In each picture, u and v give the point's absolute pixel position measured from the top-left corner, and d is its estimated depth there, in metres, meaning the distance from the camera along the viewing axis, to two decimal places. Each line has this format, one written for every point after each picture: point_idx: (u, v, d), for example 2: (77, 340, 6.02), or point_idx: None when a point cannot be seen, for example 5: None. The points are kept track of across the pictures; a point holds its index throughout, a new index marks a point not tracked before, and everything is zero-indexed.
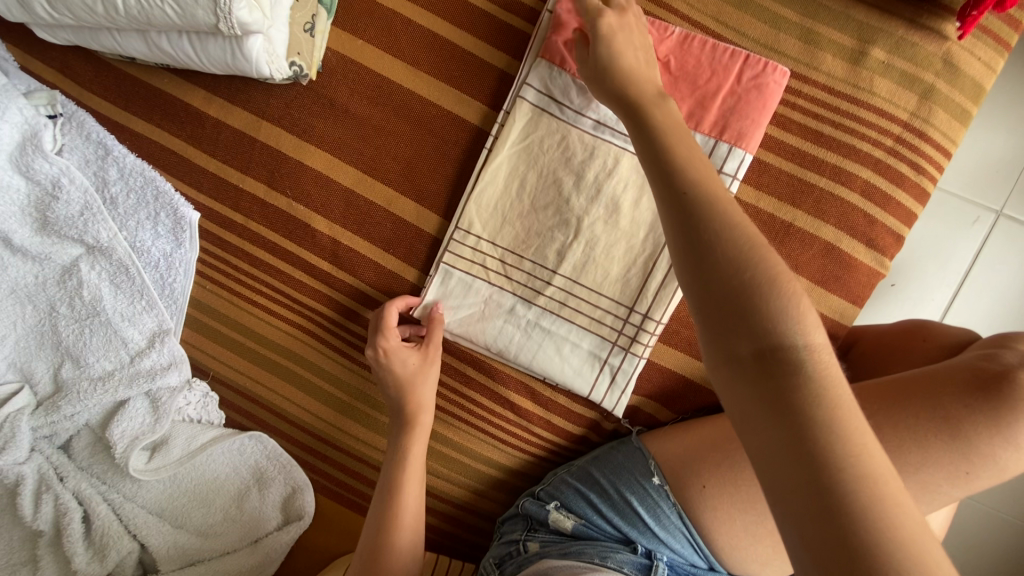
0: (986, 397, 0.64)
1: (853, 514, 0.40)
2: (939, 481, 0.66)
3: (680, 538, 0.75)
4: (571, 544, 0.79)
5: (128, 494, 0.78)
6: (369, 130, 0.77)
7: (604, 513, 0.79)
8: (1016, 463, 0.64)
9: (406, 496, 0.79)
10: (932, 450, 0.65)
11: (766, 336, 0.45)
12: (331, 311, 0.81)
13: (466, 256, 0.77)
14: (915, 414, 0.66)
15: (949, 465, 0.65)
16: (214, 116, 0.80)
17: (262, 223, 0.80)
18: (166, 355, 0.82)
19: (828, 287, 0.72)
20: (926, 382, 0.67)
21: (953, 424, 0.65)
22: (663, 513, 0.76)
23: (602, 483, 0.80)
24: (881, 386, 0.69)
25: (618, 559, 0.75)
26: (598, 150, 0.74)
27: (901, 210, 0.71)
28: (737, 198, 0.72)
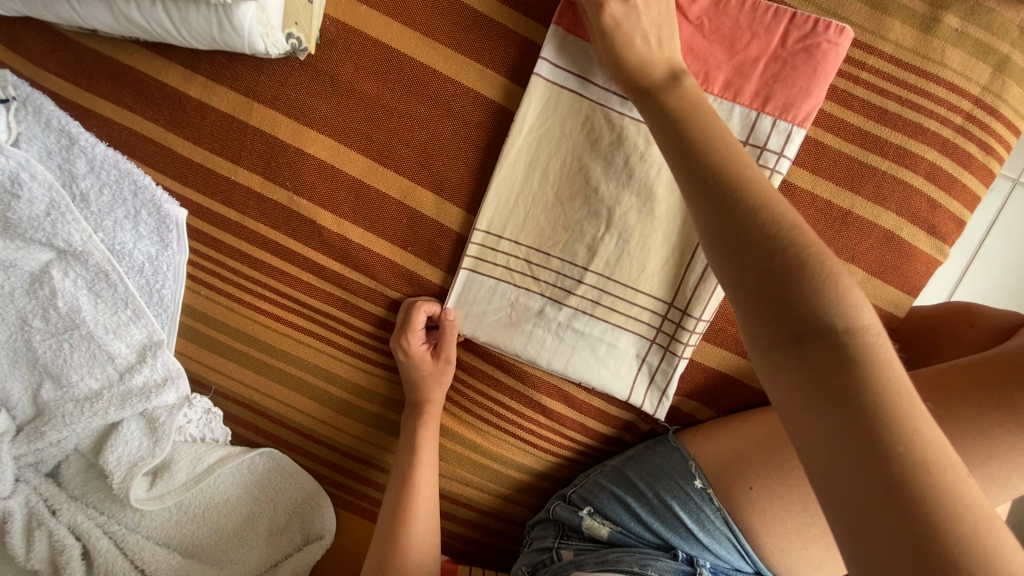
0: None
1: (906, 496, 0.40)
2: (1007, 475, 0.63)
3: (725, 544, 0.72)
4: (608, 552, 0.76)
5: (131, 525, 0.72)
6: (378, 112, 0.68)
7: (641, 519, 0.76)
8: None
9: (416, 518, 0.74)
10: (999, 448, 0.62)
11: (806, 321, 0.44)
12: (343, 316, 0.74)
13: (486, 257, 0.70)
14: (978, 403, 0.63)
15: (1017, 458, 0.62)
16: (197, 97, 0.69)
17: (260, 220, 0.71)
18: (160, 370, 0.74)
19: (886, 277, 0.68)
20: (986, 370, 0.65)
21: (1019, 411, 0.62)
22: (706, 518, 0.73)
23: (639, 488, 0.77)
24: (939, 375, 0.67)
25: (659, 567, 0.72)
26: (628, 132, 0.66)
27: (965, 194, 0.66)
28: (791, 183, 0.66)
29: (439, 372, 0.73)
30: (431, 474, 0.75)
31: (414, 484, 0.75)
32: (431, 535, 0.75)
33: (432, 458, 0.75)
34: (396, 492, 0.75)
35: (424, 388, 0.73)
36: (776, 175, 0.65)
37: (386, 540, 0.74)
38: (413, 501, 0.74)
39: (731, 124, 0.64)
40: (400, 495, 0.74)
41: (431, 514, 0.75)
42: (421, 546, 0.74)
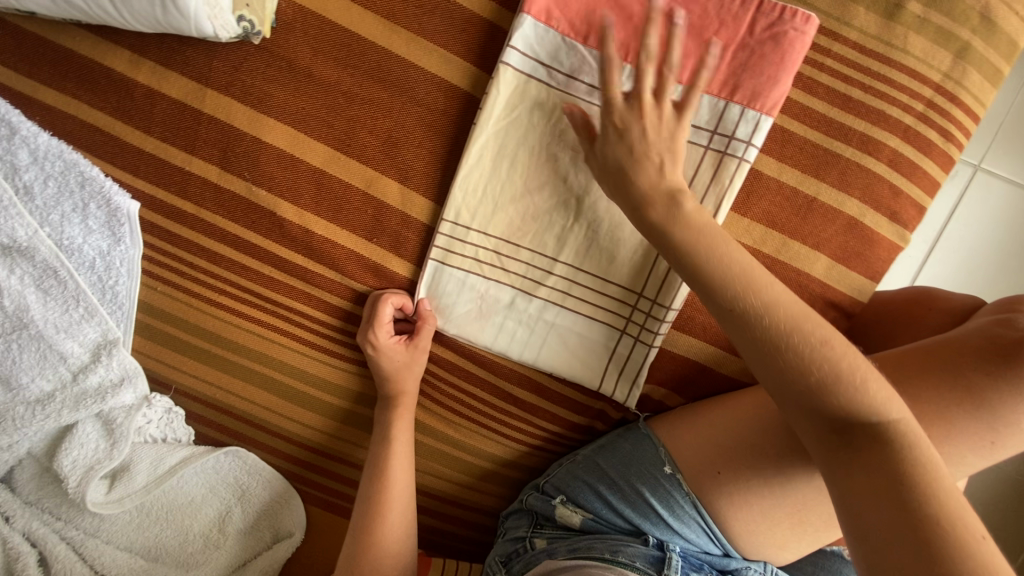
0: (1008, 363, 0.63)
1: (940, 547, 0.46)
2: (963, 452, 0.65)
3: (693, 528, 0.73)
4: (580, 539, 0.76)
5: (90, 530, 0.69)
6: (339, 98, 0.66)
7: (613, 506, 0.77)
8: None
9: (390, 521, 0.73)
10: (958, 425, 0.64)
11: (840, 418, 0.54)
12: (307, 310, 0.72)
13: (457, 251, 0.68)
14: (936, 386, 0.65)
15: (972, 435, 0.64)
16: (145, 83, 0.66)
17: (217, 212, 0.69)
18: (116, 370, 0.71)
19: (849, 264, 0.69)
20: (946, 353, 0.66)
21: (975, 393, 0.64)
22: (676, 504, 0.73)
23: (610, 476, 0.77)
24: (901, 358, 0.68)
25: (630, 553, 0.73)
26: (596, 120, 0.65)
27: (926, 180, 0.67)
28: (758, 170, 0.66)
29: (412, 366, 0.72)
30: (404, 476, 0.74)
31: (387, 486, 0.73)
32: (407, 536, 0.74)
33: (404, 459, 0.74)
34: (369, 497, 0.73)
35: (394, 383, 0.72)
36: (744, 164, 0.64)
37: (359, 545, 0.72)
38: (386, 504, 0.73)
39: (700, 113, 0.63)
40: (372, 498, 0.73)
41: (405, 516, 0.74)
42: (395, 549, 0.73)
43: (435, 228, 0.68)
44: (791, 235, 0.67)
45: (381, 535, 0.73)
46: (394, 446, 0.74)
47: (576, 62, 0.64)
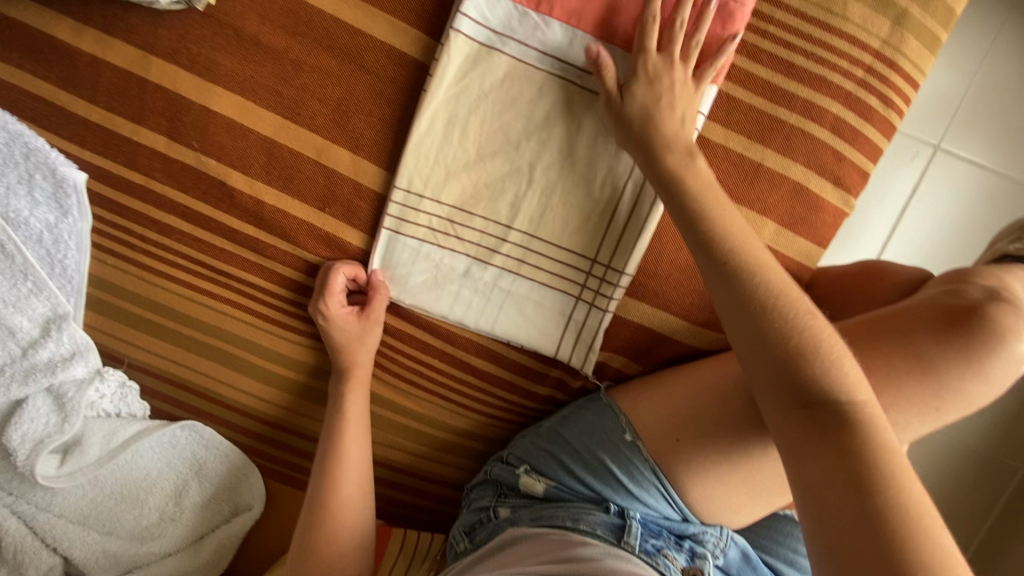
0: (955, 332, 0.65)
1: (886, 521, 0.47)
2: (910, 418, 0.67)
3: (652, 493, 0.72)
4: (542, 508, 0.77)
5: (41, 504, 0.68)
6: (288, 66, 0.65)
7: (575, 473, 0.77)
8: (982, 397, 0.66)
9: (347, 492, 0.73)
10: (906, 390, 0.66)
11: (810, 391, 0.53)
12: (261, 282, 0.71)
13: (410, 219, 0.69)
14: (890, 354, 0.66)
15: (920, 399, 0.66)
16: (89, 52, 0.65)
17: (166, 182, 0.68)
18: (68, 344, 0.71)
19: (796, 229, 0.70)
20: (899, 322, 0.68)
21: (925, 361, 0.65)
22: (635, 470, 0.73)
23: (571, 444, 0.77)
24: (857, 329, 0.69)
25: (592, 522, 0.72)
26: (548, 87, 0.66)
27: (868, 146, 0.69)
28: (705, 136, 0.67)
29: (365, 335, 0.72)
30: (360, 448, 0.75)
31: (342, 458, 0.74)
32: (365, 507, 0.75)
33: (360, 431, 0.75)
34: (324, 471, 0.74)
35: (350, 352, 0.72)
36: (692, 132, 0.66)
37: (317, 517, 0.72)
38: (341, 476, 0.73)
39: None
40: (327, 471, 0.73)
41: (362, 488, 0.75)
42: (352, 520, 0.73)
43: (388, 196, 0.68)
44: (739, 200, 0.68)
45: (338, 507, 0.73)
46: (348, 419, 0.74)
47: (528, 28, 0.64)
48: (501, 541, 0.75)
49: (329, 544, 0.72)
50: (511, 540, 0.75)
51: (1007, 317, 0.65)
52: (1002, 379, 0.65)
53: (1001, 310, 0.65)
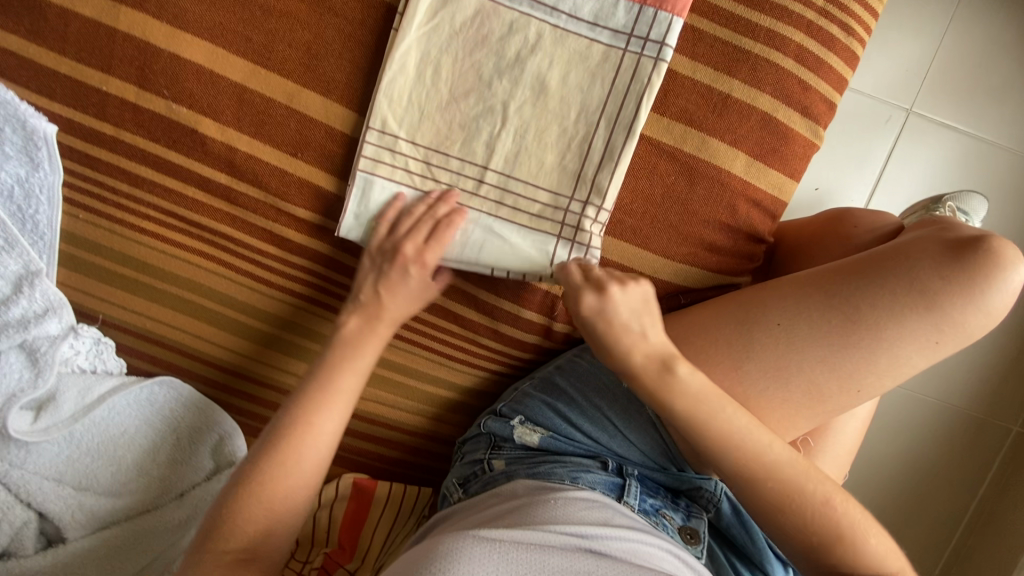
0: (957, 264, 0.62)
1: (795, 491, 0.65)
2: (911, 354, 0.63)
3: (648, 441, 0.74)
4: (541, 462, 0.74)
5: (16, 461, 0.66)
6: (256, 10, 0.65)
7: (573, 422, 0.76)
8: (981, 329, 0.63)
9: (298, 467, 0.66)
10: (907, 322, 0.62)
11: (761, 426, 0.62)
12: (236, 232, 0.71)
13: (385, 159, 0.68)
14: (894, 288, 0.63)
15: (921, 334, 0.62)
16: (62, 4, 0.65)
17: (137, 133, 0.68)
18: (40, 301, 0.70)
19: (767, 161, 0.71)
20: (900, 257, 0.64)
21: (929, 294, 0.62)
22: (634, 417, 0.74)
23: (568, 393, 0.76)
24: (854, 265, 0.65)
25: (590, 479, 0.71)
26: (517, 25, 0.66)
27: (832, 75, 0.70)
28: (673, 69, 0.68)
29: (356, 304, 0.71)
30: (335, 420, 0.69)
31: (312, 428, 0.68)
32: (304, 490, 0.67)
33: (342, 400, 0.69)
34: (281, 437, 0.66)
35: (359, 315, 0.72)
36: (663, 66, 0.66)
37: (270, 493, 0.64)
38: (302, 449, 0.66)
39: (617, 16, 0.66)
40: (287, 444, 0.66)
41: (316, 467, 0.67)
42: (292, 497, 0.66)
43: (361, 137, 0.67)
44: (708, 131, 0.69)
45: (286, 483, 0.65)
46: (335, 389, 0.69)
47: None
48: (491, 495, 0.72)
49: (259, 524, 0.64)
50: (506, 492, 0.71)
51: (1004, 248, 0.62)
52: (1003, 310, 0.62)
53: (998, 241, 0.62)
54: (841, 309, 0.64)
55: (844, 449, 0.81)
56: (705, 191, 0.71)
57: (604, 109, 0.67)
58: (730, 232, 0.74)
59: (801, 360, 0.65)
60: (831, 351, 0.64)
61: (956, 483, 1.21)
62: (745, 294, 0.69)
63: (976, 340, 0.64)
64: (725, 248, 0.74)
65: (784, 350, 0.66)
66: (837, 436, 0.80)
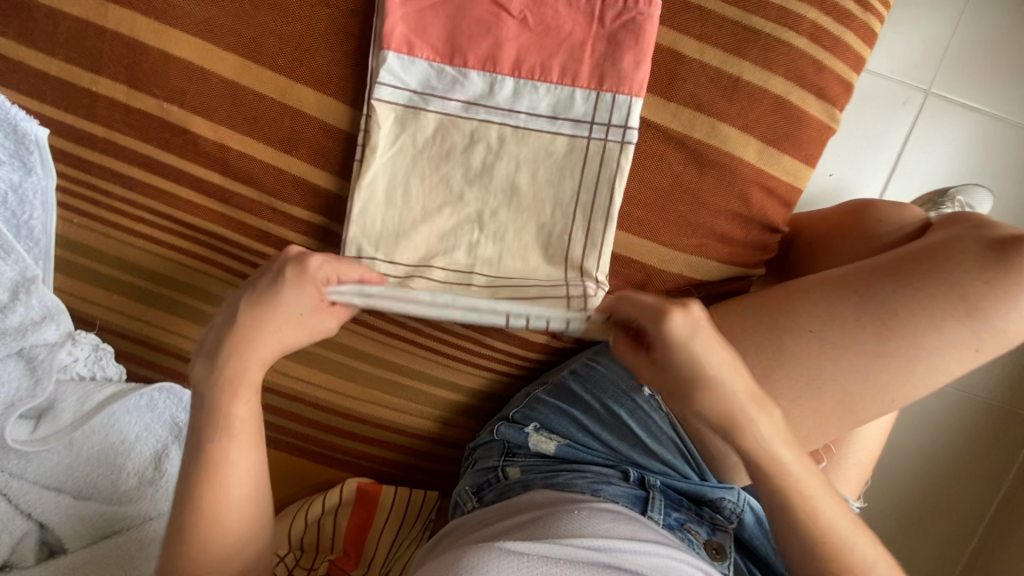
0: (1001, 268, 0.59)
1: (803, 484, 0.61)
2: (950, 362, 0.60)
3: (668, 448, 0.70)
4: (558, 471, 0.71)
5: (16, 470, 0.66)
6: (245, 3, 0.63)
7: (591, 430, 0.73)
8: (1023, 335, 0.60)
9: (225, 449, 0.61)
10: (944, 329, 0.59)
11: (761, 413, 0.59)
12: (232, 233, 0.70)
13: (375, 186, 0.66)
14: (932, 294, 0.59)
15: (961, 341, 0.60)
16: (47, 3, 0.63)
17: (129, 134, 0.66)
18: (37, 308, 0.69)
19: (780, 146, 0.68)
20: (941, 258, 0.61)
21: (970, 300, 0.59)
22: (654, 425, 0.70)
23: (586, 400, 0.73)
24: (892, 266, 0.62)
25: (612, 492, 0.67)
26: (492, 62, 0.63)
27: (848, 53, 0.66)
28: (680, 53, 0.65)
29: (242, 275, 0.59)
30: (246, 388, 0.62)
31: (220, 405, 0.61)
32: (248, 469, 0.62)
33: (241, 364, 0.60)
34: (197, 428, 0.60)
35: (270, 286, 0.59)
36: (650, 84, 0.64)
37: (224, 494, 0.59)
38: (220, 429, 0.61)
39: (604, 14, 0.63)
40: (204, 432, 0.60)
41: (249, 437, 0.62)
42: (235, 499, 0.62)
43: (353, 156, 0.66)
44: (718, 116, 0.66)
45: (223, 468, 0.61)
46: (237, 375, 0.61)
47: None
48: (508, 503, 0.68)
49: (217, 492, 0.61)
50: (522, 502, 0.67)
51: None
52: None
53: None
54: (875, 314, 0.60)
55: (865, 453, 0.78)
56: (715, 179, 0.68)
57: (595, 167, 0.66)
58: (742, 222, 0.70)
59: (820, 355, 0.62)
60: (866, 360, 0.61)
61: (992, 482, 1.12)
62: (769, 299, 0.65)
63: (1014, 344, 0.61)
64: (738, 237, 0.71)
65: (805, 347, 0.62)
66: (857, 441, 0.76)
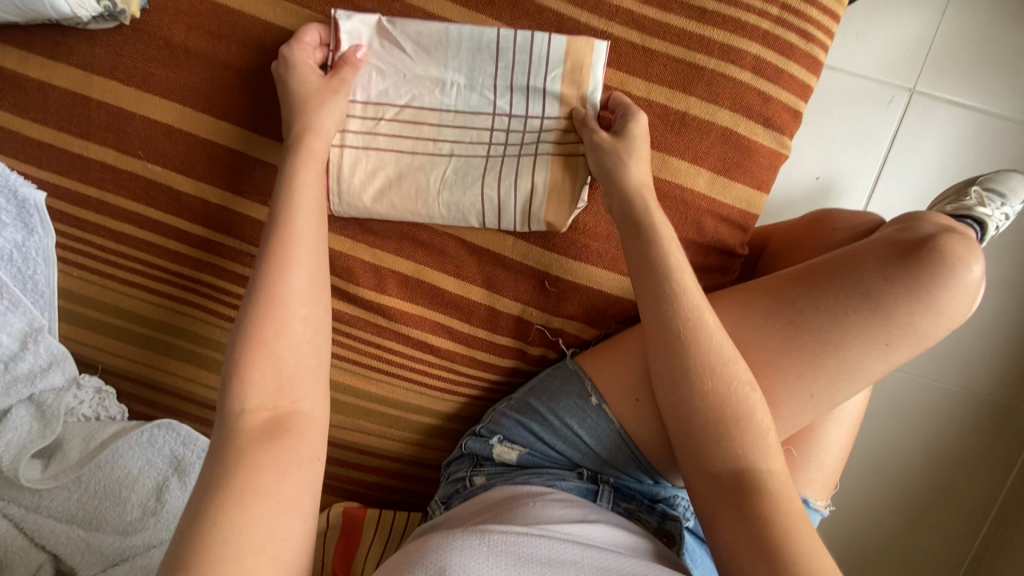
0: (905, 265, 0.59)
1: None
2: (864, 362, 0.61)
3: (622, 458, 0.72)
4: (517, 474, 0.75)
5: (31, 505, 0.73)
6: (216, 69, 0.67)
7: (547, 440, 0.74)
8: (936, 331, 0.60)
9: (282, 355, 0.58)
10: (851, 325, 0.60)
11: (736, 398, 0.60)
12: (215, 279, 0.75)
13: (364, 166, 0.68)
14: (836, 292, 0.61)
15: (867, 337, 0.60)
16: (39, 78, 0.68)
17: (119, 192, 0.72)
18: (45, 355, 0.76)
19: (731, 175, 0.70)
20: (849, 260, 0.62)
21: (873, 297, 0.59)
22: (606, 435, 0.71)
23: (540, 413, 0.75)
24: (804, 271, 0.64)
25: (564, 488, 0.72)
26: (455, 47, 0.66)
27: (794, 83, 0.68)
28: (628, 92, 0.67)
29: (298, 165, 0.63)
30: (309, 295, 0.60)
31: (281, 303, 0.58)
32: (307, 387, 0.59)
33: (303, 269, 0.60)
34: (248, 328, 0.57)
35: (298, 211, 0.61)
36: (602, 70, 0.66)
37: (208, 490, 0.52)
38: (277, 330, 0.58)
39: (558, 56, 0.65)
40: (255, 333, 0.57)
41: (308, 385, 0.59)
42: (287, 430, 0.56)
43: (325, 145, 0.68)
44: (668, 150, 0.68)
45: (278, 416, 0.57)
46: (279, 292, 0.58)
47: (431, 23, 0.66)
48: (466, 504, 0.73)
49: (272, 420, 0.56)
50: (478, 500, 0.73)
51: (956, 244, 0.59)
52: (958, 313, 0.59)
53: (953, 238, 0.59)
54: (788, 320, 0.62)
55: (833, 460, 0.76)
56: (669, 210, 0.70)
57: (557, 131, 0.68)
58: (698, 249, 0.73)
59: (772, 381, 0.63)
60: (781, 359, 0.62)
61: (990, 478, 1.10)
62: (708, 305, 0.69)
63: (932, 342, 0.61)
64: (695, 264, 0.74)
65: (756, 374, 0.63)
66: (823, 450, 0.75)
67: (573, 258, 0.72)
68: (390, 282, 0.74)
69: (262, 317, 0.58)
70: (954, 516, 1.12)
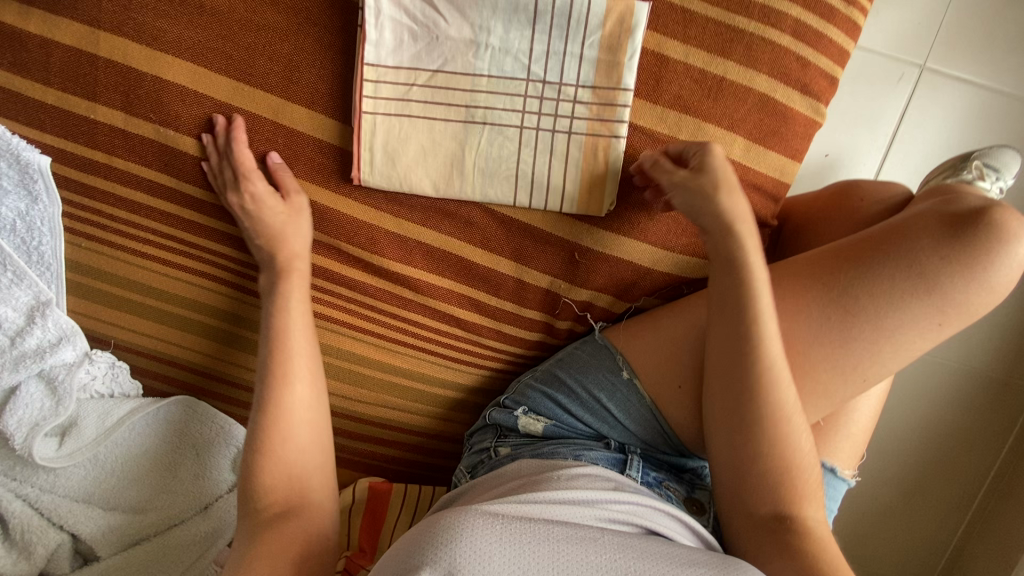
0: (959, 243, 0.60)
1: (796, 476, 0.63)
2: (912, 336, 0.62)
3: (650, 431, 0.72)
4: (544, 445, 0.74)
5: (45, 486, 0.71)
6: (232, 26, 0.63)
7: (573, 411, 0.74)
8: (986, 308, 0.61)
9: (298, 452, 0.67)
10: (909, 307, 0.61)
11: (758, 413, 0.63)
12: (235, 252, 0.72)
13: (395, 134, 0.66)
14: (891, 274, 0.61)
15: (923, 319, 0.61)
16: (40, 34, 0.64)
17: (129, 159, 0.68)
18: (53, 330, 0.74)
19: (766, 143, 0.69)
20: (901, 236, 0.62)
21: (928, 277, 0.60)
22: (632, 408, 0.72)
23: (568, 385, 0.75)
24: (850, 249, 0.64)
25: (592, 457, 0.71)
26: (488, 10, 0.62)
27: (833, 48, 0.67)
28: (666, 56, 0.65)
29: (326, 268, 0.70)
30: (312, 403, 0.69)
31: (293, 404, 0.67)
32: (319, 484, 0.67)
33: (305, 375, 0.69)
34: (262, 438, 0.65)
35: (285, 323, 0.69)
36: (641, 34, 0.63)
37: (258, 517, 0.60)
38: (290, 437, 0.66)
39: (599, 22, 0.63)
40: (265, 441, 0.65)
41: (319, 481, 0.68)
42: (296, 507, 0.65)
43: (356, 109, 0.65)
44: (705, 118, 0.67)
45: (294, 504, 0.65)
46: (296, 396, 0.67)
47: None
48: (496, 474, 0.72)
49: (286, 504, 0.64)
50: (506, 472, 0.71)
51: (1010, 220, 0.59)
52: (1005, 289, 0.61)
53: (1003, 213, 0.60)
54: (833, 294, 0.63)
55: (859, 431, 0.77)
56: None
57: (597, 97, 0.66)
58: None
59: (803, 350, 0.64)
60: (836, 346, 0.63)
61: (988, 451, 1.12)
62: None
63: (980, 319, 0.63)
64: None
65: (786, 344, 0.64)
66: (848, 419, 0.75)
67: (606, 229, 0.71)
68: (416, 255, 0.72)
69: (274, 423, 0.66)
70: (954, 490, 1.15)
